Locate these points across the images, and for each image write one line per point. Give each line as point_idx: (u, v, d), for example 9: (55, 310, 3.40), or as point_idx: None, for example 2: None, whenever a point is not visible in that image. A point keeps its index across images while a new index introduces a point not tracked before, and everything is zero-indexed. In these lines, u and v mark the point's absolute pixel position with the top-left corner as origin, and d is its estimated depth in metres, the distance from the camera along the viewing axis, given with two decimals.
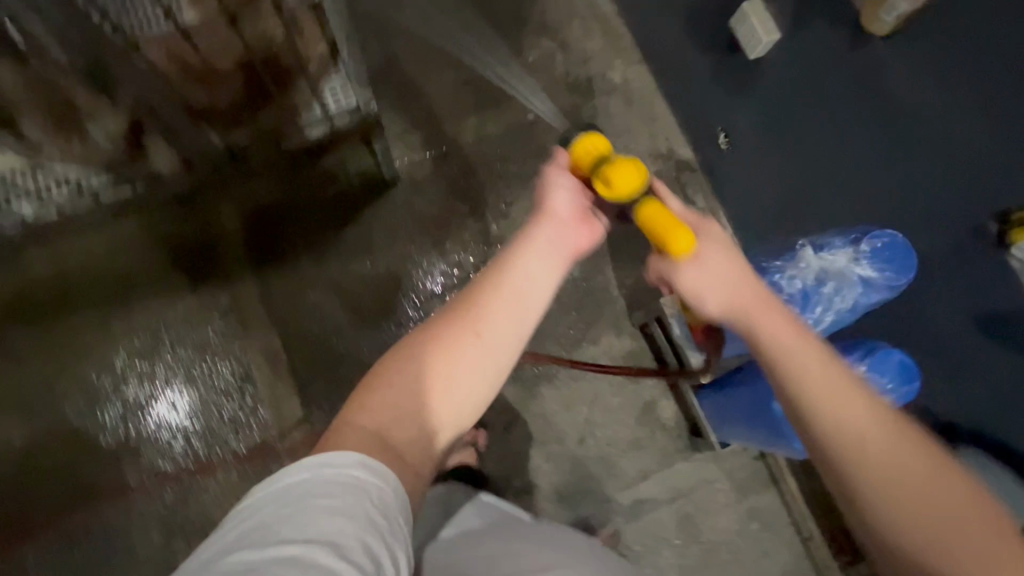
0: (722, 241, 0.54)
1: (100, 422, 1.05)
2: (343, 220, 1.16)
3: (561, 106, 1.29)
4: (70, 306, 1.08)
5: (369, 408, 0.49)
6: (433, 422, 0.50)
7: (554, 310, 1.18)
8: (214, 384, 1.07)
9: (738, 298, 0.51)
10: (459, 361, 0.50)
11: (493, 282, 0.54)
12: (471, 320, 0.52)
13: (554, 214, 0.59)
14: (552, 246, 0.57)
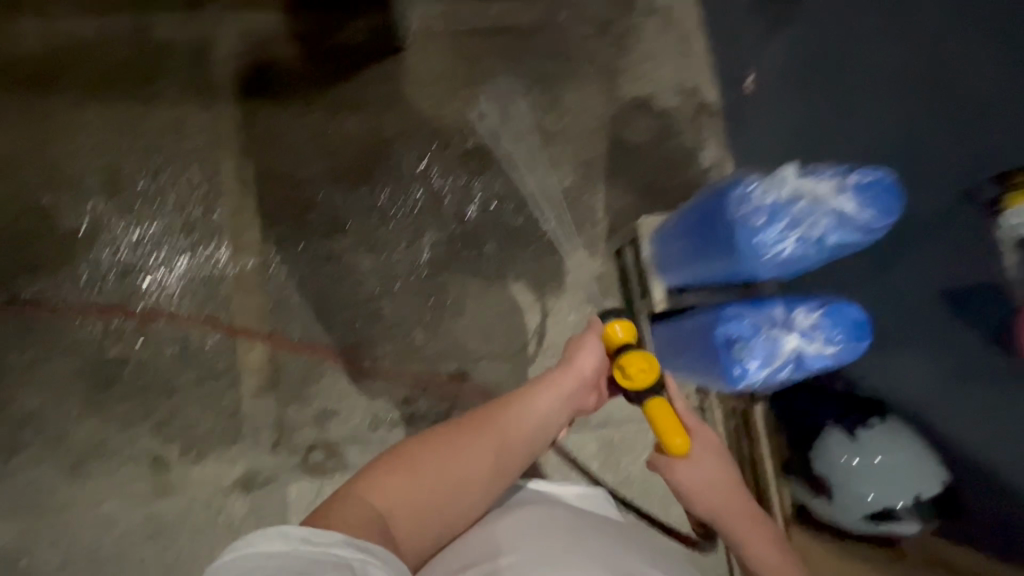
0: (716, 449, 0.70)
1: (55, 211, 1.01)
2: (340, 75, 1.12)
3: (597, 13, 1.21)
4: (52, 84, 1.05)
5: (381, 491, 0.57)
6: (426, 515, 0.58)
7: (532, 215, 1.14)
8: (175, 199, 1.05)
9: (710, 497, 0.68)
10: (471, 479, 0.61)
11: (520, 429, 0.65)
12: (501, 445, 0.64)
13: (583, 373, 0.71)
14: (568, 402, 0.70)
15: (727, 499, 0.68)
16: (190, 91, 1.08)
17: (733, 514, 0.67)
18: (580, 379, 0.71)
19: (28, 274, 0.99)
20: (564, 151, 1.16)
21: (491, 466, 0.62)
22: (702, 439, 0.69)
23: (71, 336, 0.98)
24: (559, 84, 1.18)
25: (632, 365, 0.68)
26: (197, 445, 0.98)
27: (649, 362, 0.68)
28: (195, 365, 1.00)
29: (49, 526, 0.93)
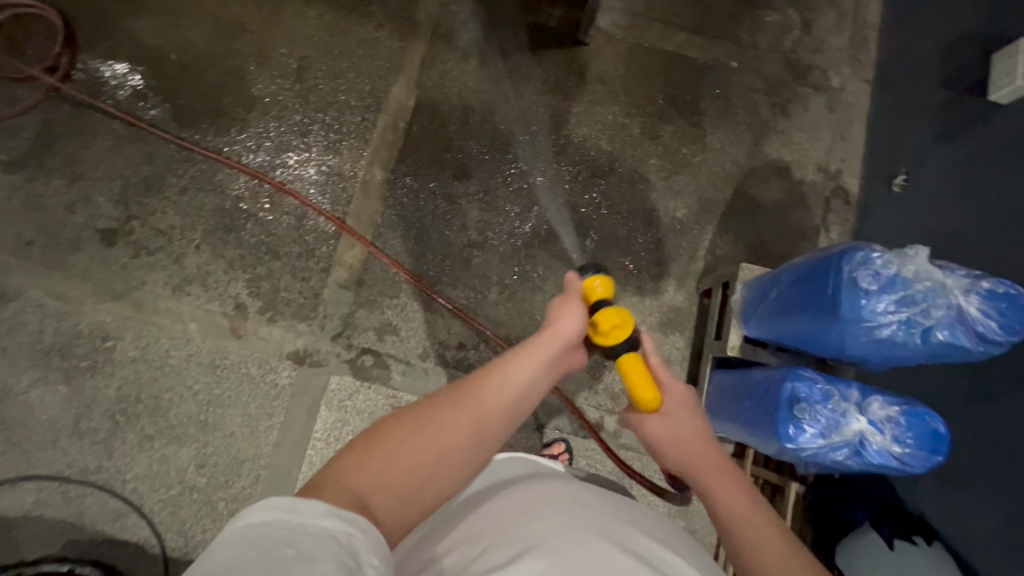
0: (688, 406, 0.70)
1: (252, 77, 1.18)
2: (518, 48, 1.23)
3: (767, 73, 1.26)
4: None
5: (350, 475, 0.50)
6: (401, 482, 0.52)
7: (638, 230, 1.18)
8: (345, 101, 1.19)
9: (682, 451, 0.67)
10: (446, 435, 0.56)
11: (500, 396, 0.60)
12: (479, 411, 0.58)
13: (567, 337, 0.66)
14: (553, 371, 0.65)
15: (697, 454, 0.66)
16: (393, 19, 1.22)
17: (707, 465, 0.65)
18: (567, 342, 0.66)
19: (209, 118, 1.16)
20: (689, 184, 1.20)
21: (470, 434, 0.57)
22: (675, 396, 0.70)
23: (221, 179, 1.13)
24: (707, 123, 1.23)
25: (607, 322, 0.67)
26: (277, 308, 1.09)
27: (624, 321, 0.68)
28: (304, 241, 1.12)
29: (140, 323, 1.07)
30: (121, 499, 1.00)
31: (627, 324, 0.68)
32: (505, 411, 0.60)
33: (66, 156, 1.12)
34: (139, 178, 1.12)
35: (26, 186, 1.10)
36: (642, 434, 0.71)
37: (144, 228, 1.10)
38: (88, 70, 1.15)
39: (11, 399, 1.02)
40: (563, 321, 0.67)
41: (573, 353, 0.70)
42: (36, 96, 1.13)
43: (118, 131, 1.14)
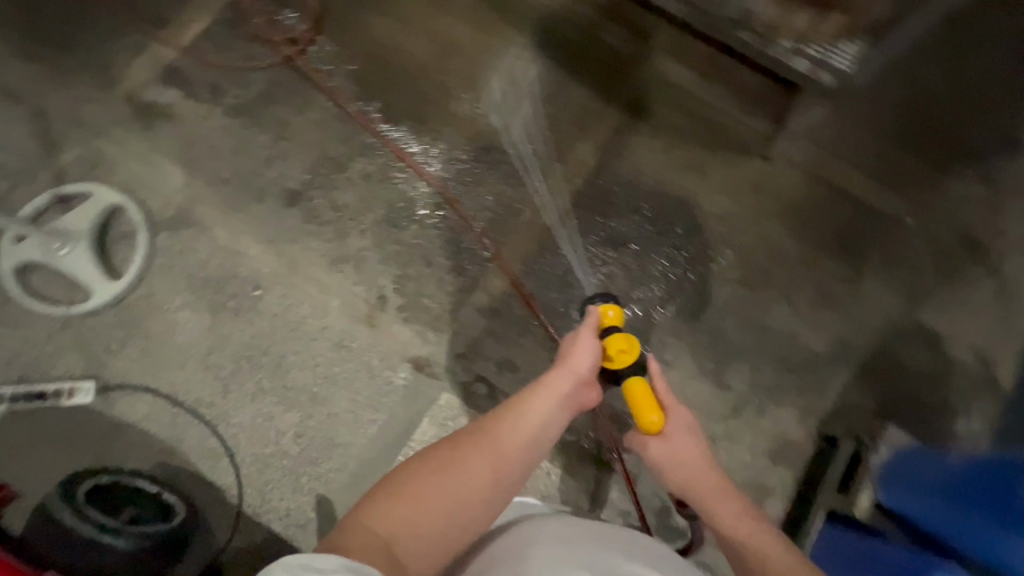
0: (689, 428, 0.79)
1: (454, 94, 1.24)
2: (705, 142, 1.25)
3: (946, 239, 1.22)
4: (515, 16, 1.29)
5: (376, 517, 0.62)
6: (425, 514, 0.63)
7: (773, 351, 1.17)
8: (531, 142, 1.24)
9: (680, 472, 0.77)
10: (464, 467, 0.67)
11: (517, 436, 0.71)
12: (498, 450, 0.70)
13: (576, 369, 0.78)
14: (563, 403, 0.77)
15: (694, 475, 0.76)
16: (597, 83, 1.27)
17: (705, 491, 0.75)
18: (579, 376, 0.78)
19: (407, 119, 1.23)
20: (836, 322, 1.18)
21: (489, 472, 0.68)
22: (677, 419, 0.80)
23: (401, 178, 1.19)
24: (871, 270, 1.20)
25: (614, 346, 0.80)
26: (414, 311, 1.12)
27: (630, 344, 0.80)
28: (459, 258, 1.16)
29: (288, 284, 1.11)
30: (218, 440, 1.04)
31: (632, 348, 0.80)
32: (520, 446, 0.71)
33: (276, 115, 1.21)
34: (329, 153, 1.18)
35: (238, 131, 1.19)
36: (648, 458, 0.80)
37: (321, 199, 1.16)
38: (321, 48, 1.25)
39: (160, 315, 1.08)
40: (575, 358, 0.79)
41: (584, 391, 0.80)
42: (274, 61, 1.24)
43: (326, 107, 1.22)
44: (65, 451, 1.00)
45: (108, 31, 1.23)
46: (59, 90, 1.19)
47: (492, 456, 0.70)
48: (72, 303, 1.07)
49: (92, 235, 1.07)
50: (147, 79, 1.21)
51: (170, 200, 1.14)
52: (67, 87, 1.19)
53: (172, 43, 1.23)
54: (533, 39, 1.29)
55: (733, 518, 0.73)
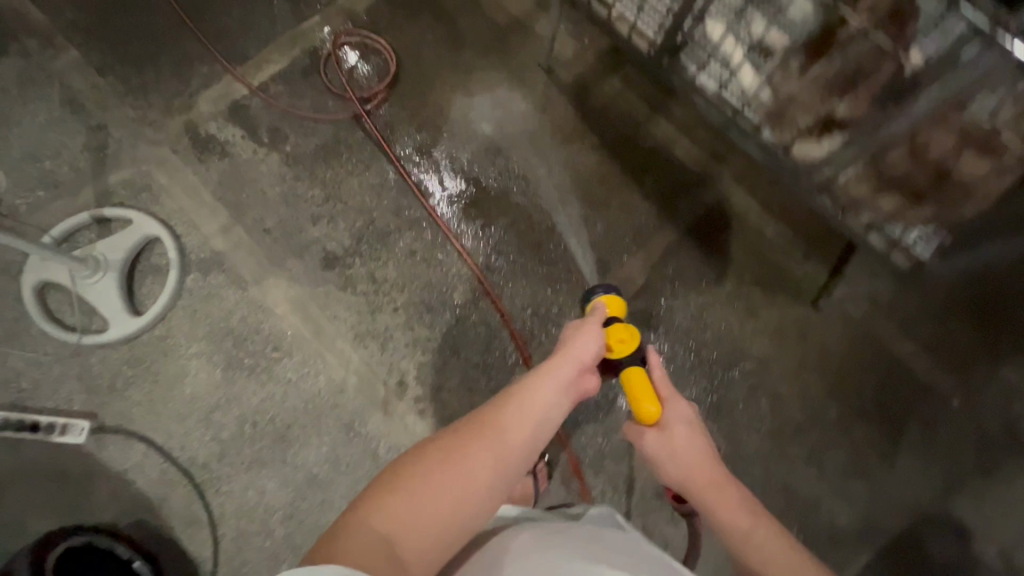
0: (685, 418, 0.76)
1: (513, 184, 1.22)
2: (756, 280, 1.22)
3: (995, 431, 1.14)
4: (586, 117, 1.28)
5: (375, 516, 0.53)
6: (423, 515, 0.54)
7: (792, 514, 1.11)
8: (581, 246, 1.20)
9: (685, 466, 0.71)
10: (465, 461, 0.59)
11: (520, 421, 0.64)
12: (500, 436, 0.62)
13: (579, 359, 0.74)
14: (565, 391, 0.70)
15: (695, 466, 0.70)
16: (658, 198, 1.25)
17: (708, 483, 0.69)
18: (581, 365, 0.73)
19: (461, 201, 1.20)
20: (862, 496, 1.13)
21: (493, 464, 0.60)
22: (674, 411, 0.77)
23: (445, 261, 1.16)
24: (907, 447, 1.14)
25: (615, 335, 0.83)
26: (432, 404, 1.08)
27: (631, 335, 0.83)
28: (488, 355, 1.11)
29: (308, 351, 1.07)
30: (204, 506, 0.98)
31: (632, 338, 0.82)
32: (525, 435, 0.64)
33: (332, 171, 1.18)
34: (378, 222, 1.16)
35: (290, 181, 1.17)
36: (645, 450, 0.76)
37: (361, 267, 1.13)
38: (390, 112, 1.23)
39: (173, 359, 1.04)
40: (579, 347, 0.76)
41: (586, 379, 0.74)
42: (342, 117, 1.21)
43: (383, 173, 1.19)
44: (45, 489, 0.96)
45: (185, 58, 1.22)
46: (121, 107, 1.17)
47: (495, 448, 0.62)
48: (85, 332, 1.03)
49: (121, 268, 1.04)
50: (211, 112, 1.19)
51: (208, 241, 1.11)
52: (130, 106, 1.17)
53: (244, 80, 1.22)
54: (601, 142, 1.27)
55: (737, 512, 0.65)
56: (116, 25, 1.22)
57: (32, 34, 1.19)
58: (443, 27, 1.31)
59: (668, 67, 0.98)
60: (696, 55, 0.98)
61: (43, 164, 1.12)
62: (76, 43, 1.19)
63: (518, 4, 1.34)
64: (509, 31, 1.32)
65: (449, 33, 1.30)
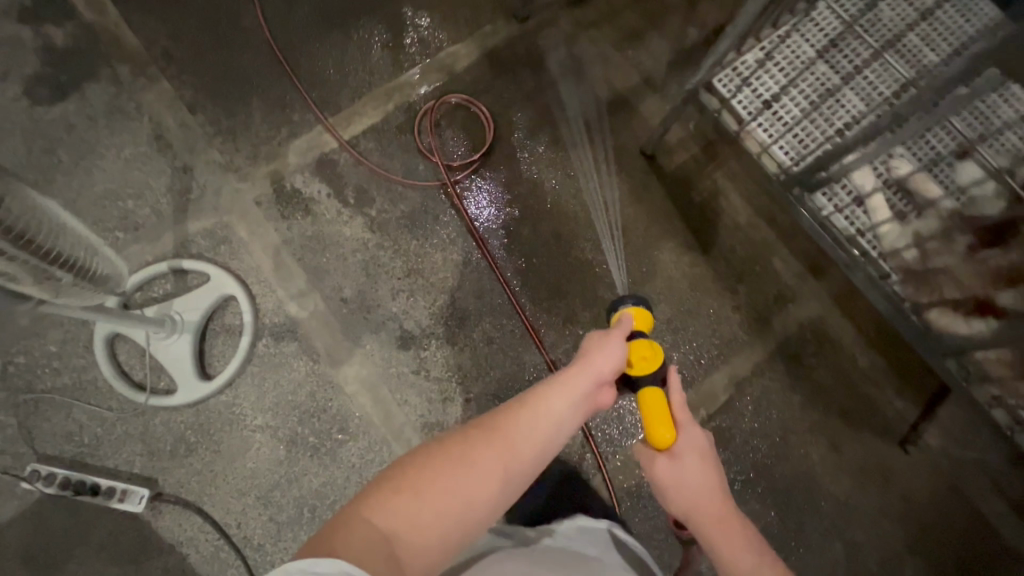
0: (700, 450, 0.70)
1: (600, 279, 1.17)
2: (845, 411, 1.15)
3: None
4: (680, 213, 1.22)
5: (373, 515, 0.51)
6: (424, 519, 0.52)
7: None
8: (661, 353, 1.17)
9: (693, 500, 0.68)
10: (470, 467, 0.56)
11: (532, 435, 0.61)
12: (509, 447, 0.59)
13: (601, 372, 0.66)
14: (585, 402, 0.65)
15: (706, 500, 0.68)
16: (750, 310, 1.18)
17: (713, 516, 0.67)
18: (601, 379, 0.65)
19: (546, 290, 1.14)
20: None
21: (501, 474, 0.57)
22: (688, 438, 0.70)
23: (522, 353, 1.10)
24: None
25: (638, 352, 0.69)
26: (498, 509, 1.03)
27: (653, 352, 0.69)
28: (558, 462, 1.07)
29: (377, 438, 1.03)
30: None
31: (656, 357, 0.68)
32: (536, 447, 0.61)
33: (416, 243, 1.13)
34: (459, 304, 1.11)
35: (372, 248, 1.11)
36: (653, 478, 0.71)
37: (437, 353, 1.08)
38: (482, 184, 1.18)
39: (237, 431, 1.00)
40: (599, 356, 0.67)
41: (604, 392, 0.67)
42: (433, 186, 1.16)
43: (469, 251, 1.14)
44: (96, 556, 0.94)
45: (277, 103, 1.17)
46: (209, 150, 1.12)
47: (504, 458, 0.58)
48: (153, 392, 0.99)
49: (195, 331, 1.00)
50: (298, 163, 1.14)
51: (284, 306, 1.06)
52: (218, 149, 1.13)
53: (335, 133, 1.16)
54: (694, 242, 1.21)
55: (746, 555, 0.64)
56: (211, 60, 1.18)
57: (125, 60, 1.15)
58: (545, 96, 1.25)
59: (801, 199, 0.92)
60: (837, 190, 0.92)
61: (122, 201, 1.08)
62: (169, 75, 1.15)
63: (624, 79, 1.27)
64: (612, 107, 1.26)
65: (550, 104, 1.25)
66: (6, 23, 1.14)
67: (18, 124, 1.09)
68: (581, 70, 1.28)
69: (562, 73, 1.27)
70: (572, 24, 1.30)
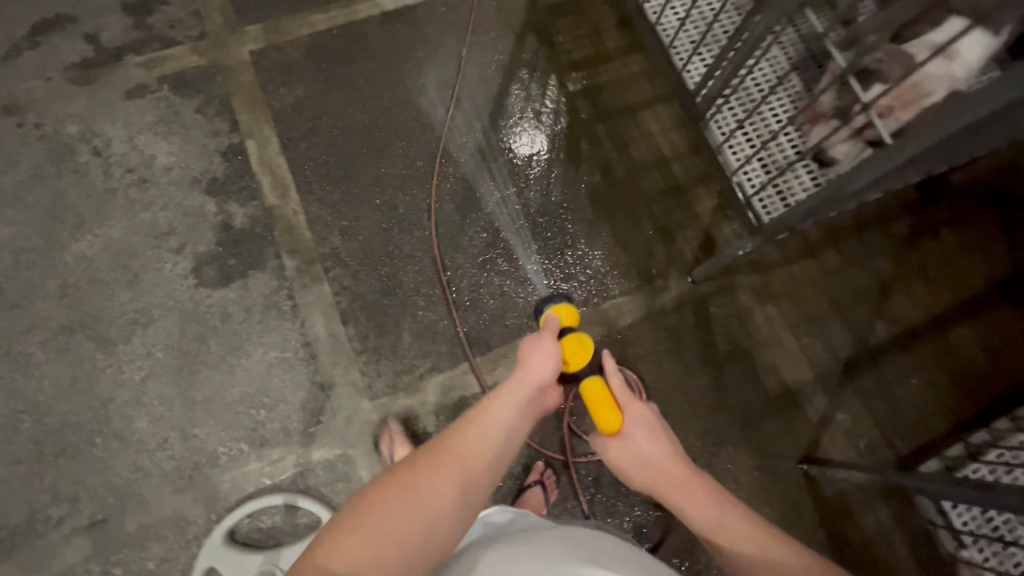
0: (645, 423, 0.79)
1: None
2: None
3: None
4: (835, 549, 1.08)
5: (322, 560, 0.50)
6: (377, 544, 0.52)
7: None
8: None
9: (650, 469, 0.76)
10: (418, 486, 0.57)
11: (480, 447, 0.63)
12: (458, 460, 0.60)
13: (540, 377, 0.73)
14: (528, 407, 0.70)
15: (659, 467, 0.75)
16: None
17: (676, 483, 0.72)
18: (540, 382, 0.73)
19: None
20: None
21: (455, 491, 0.58)
22: (636, 417, 0.80)
23: None
24: None
25: (569, 348, 0.82)
26: None
27: (583, 345, 0.83)
28: None
29: None
30: None
31: (585, 348, 0.82)
32: (487, 455, 0.63)
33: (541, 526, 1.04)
34: None
35: None
36: (610, 459, 0.81)
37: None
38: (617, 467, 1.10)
39: None
40: (536, 362, 0.75)
41: (545, 394, 0.75)
42: (556, 459, 1.10)
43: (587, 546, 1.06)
44: None
45: (428, 328, 1.12)
46: (352, 368, 1.08)
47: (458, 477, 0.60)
48: None
49: None
50: (437, 403, 1.08)
51: None
52: (361, 369, 1.08)
53: (480, 374, 1.10)
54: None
55: (701, 501, 0.69)
56: (377, 264, 1.15)
57: (294, 252, 1.14)
58: (705, 374, 1.16)
59: None
60: None
61: (256, 409, 1.04)
62: (331, 274, 1.13)
63: (796, 372, 1.17)
64: (776, 402, 1.15)
65: (707, 383, 1.15)
66: (193, 192, 1.15)
67: (179, 302, 1.08)
68: (750, 351, 1.18)
69: (728, 349, 1.17)
70: (750, 296, 1.20)
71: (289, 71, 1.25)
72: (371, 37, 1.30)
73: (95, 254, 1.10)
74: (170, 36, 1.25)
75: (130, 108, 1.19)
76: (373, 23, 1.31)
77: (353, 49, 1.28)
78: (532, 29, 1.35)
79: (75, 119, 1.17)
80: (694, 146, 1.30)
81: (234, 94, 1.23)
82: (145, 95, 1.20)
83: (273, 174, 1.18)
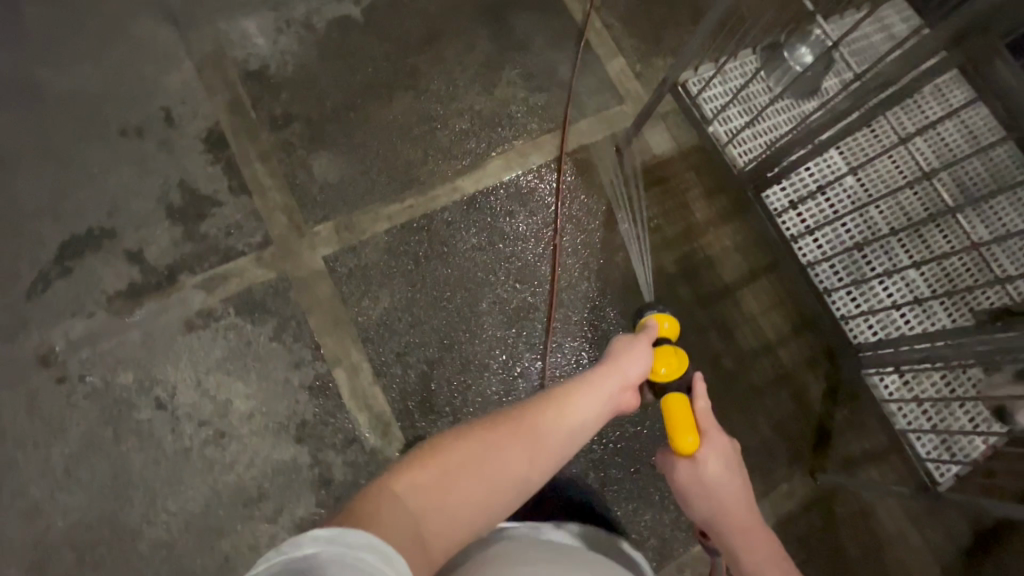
0: (724, 452, 0.77)
1: None
2: None
3: None
4: None
5: (411, 482, 0.56)
6: (458, 490, 0.57)
7: None
8: None
9: (716, 500, 0.76)
10: (498, 447, 0.61)
11: (559, 431, 0.65)
12: (535, 434, 0.63)
13: (626, 376, 0.73)
14: (607, 398, 0.70)
15: (724, 499, 0.75)
16: None
17: (728, 517, 0.76)
18: (625, 380, 0.72)
19: None
20: None
21: (526, 463, 0.61)
22: (713, 442, 0.77)
23: None
24: None
25: (668, 360, 0.78)
26: None
27: (679, 359, 0.79)
28: None
29: None
30: None
31: (682, 364, 0.79)
32: (560, 435, 0.65)
33: None
34: None
35: None
36: (676, 477, 0.79)
37: None
38: None
39: None
40: (626, 363, 0.74)
41: (626, 395, 0.73)
42: None
43: None
44: None
45: None
46: None
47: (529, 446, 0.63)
48: None
49: None
50: None
51: None
52: None
53: None
54: None
55: (756, 542, 0.74)
56: None
57: None
58: None
59: None
60: None
61: None
62: None
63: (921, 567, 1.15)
64: None
65: None
66: (281, 443, 1.01)
67: None
68: (877, 554, 1.15)
69: (858, 553, 1.15)
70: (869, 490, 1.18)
71: (369, 280, 1.12)
72: (453, 228, 1.18)
73: (175, 539, 0.95)
74: (227, 244, 1.09)
75: (192, 340, 1.03)
76: (452, 211, 1.19)
77: (435, 246, 1.16)
78: (619, 203, 1.26)
79: (131, 366, 1.01)
80: (796, 326, 1.24)
81: (311, 315, 1.08)
82: (207, 326, 1.04)
83: (369, 408, 1.05)
